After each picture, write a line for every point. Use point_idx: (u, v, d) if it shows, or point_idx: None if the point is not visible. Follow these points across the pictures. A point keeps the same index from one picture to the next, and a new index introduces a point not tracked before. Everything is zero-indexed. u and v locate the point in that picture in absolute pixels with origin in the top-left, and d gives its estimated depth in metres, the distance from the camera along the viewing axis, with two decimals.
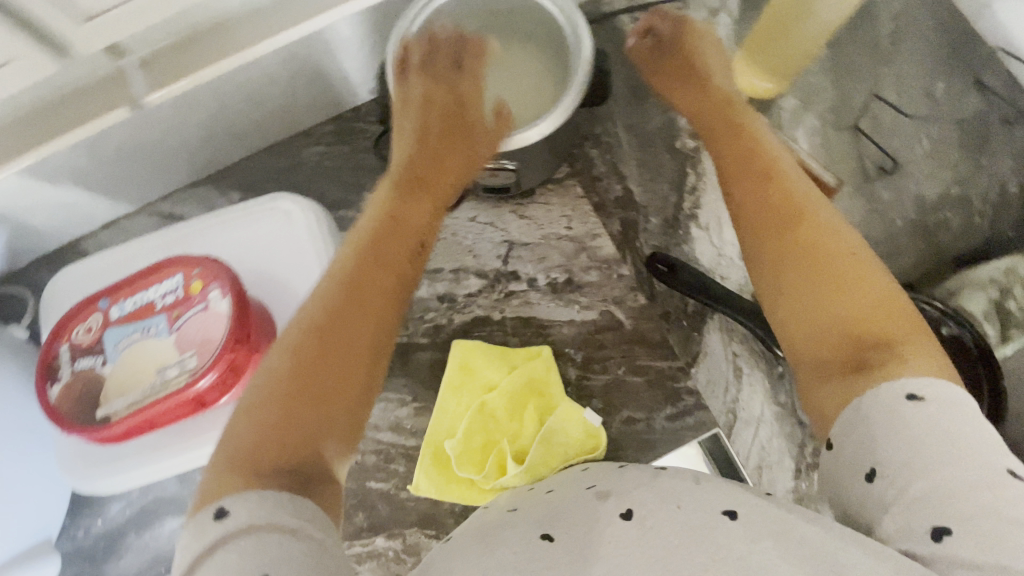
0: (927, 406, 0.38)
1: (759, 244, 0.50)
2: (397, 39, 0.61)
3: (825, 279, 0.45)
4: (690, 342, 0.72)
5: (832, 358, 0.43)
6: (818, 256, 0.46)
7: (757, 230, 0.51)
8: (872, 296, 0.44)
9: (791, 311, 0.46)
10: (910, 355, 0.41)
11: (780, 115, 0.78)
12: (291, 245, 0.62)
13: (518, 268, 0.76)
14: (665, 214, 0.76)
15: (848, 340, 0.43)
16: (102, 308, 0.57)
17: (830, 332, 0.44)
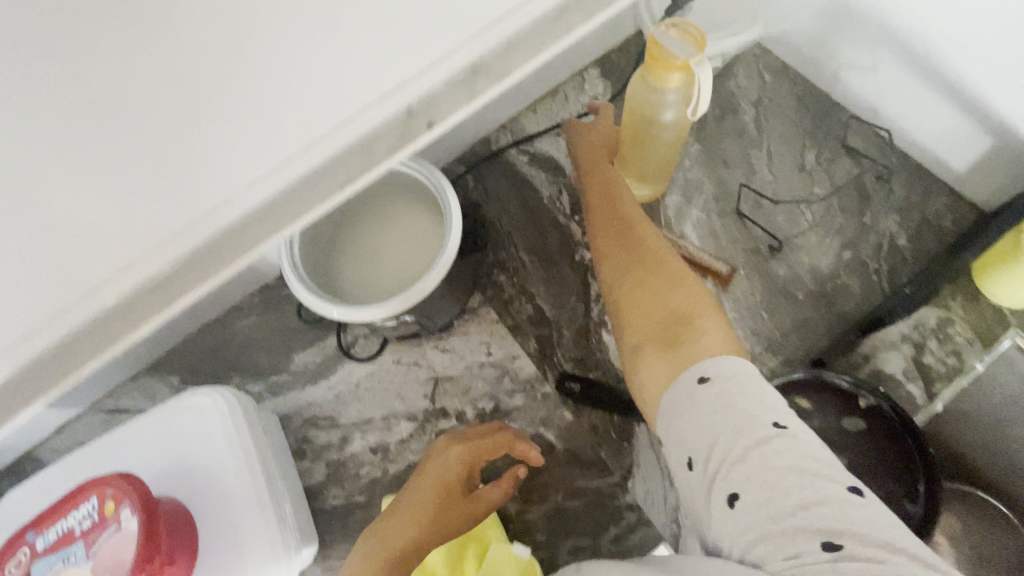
0: (715, 381, 0.46)
1: (607, 258, 0.63)
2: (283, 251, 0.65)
3: (653, 276, 0.59)
4: (622, 453, 0.71)
5: (653, 347, 0.54)
6: (647, 271, 0.59)
7: (608, 249, 0.63)
8: (684, 298, 0.56)
9: (630, 315, 0.58)
10: (707, 332, 0.52)
11: (667, 212, 0.82)
12: (209, 437, 0.66)
13: (446, 405, 0.77)
14: (577, 326, 0.79)
15: (663, 330, 0.55)
16: (24, 546, 0.58)
17: (653, 313, 0.56)
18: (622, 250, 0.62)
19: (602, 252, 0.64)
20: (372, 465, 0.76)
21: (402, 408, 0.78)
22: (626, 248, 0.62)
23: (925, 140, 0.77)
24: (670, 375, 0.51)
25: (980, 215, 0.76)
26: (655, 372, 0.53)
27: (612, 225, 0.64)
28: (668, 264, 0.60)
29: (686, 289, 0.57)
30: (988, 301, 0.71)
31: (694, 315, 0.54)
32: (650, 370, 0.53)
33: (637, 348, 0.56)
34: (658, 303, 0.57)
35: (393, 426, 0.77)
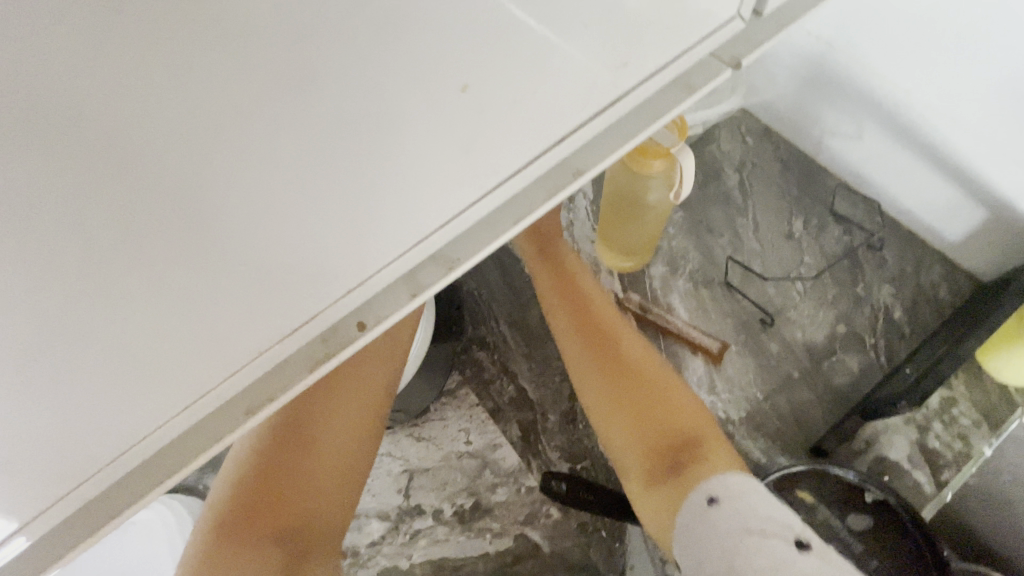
0: (728, 509, 0.44)
1: (585, 375, 0.61)
2: None
3: (643, 394, 0.56)
4: (614, 555, 0.66)
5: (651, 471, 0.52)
6: (632, 382, 0.58)
7: (591, 361, 0.61)
8: (683, 412, 0.54)
9: (622, 440, 0.56)
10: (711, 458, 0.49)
11: (653, 284, 0.78)
12: (154, 561, 0.60)
13: (421, 501, 0.71)
14: (562, 409, 0.74)
15: (658, 446, 0.53)
16: None
17: (655, 435, 0.53)
18: (606, 366, 0.60)
19: (581, 370, 0.62)
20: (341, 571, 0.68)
21: (373, 505, 0.71)
22: (607, 360, 0.60)
23: (915, 209, 0.74)
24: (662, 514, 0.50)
25: (975, 286, 0.73)
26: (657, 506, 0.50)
27: (591, 333, 0.63)
28: (665, 403, 0.55)
29: (682, 408, 0.54)
30: (992, 378, 0.68)
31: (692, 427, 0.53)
32: (653, 497, 0.50)
33: (634, 480, 0.53)
34: (650, 418, 0.55)
35: (364, 525, 0.70)
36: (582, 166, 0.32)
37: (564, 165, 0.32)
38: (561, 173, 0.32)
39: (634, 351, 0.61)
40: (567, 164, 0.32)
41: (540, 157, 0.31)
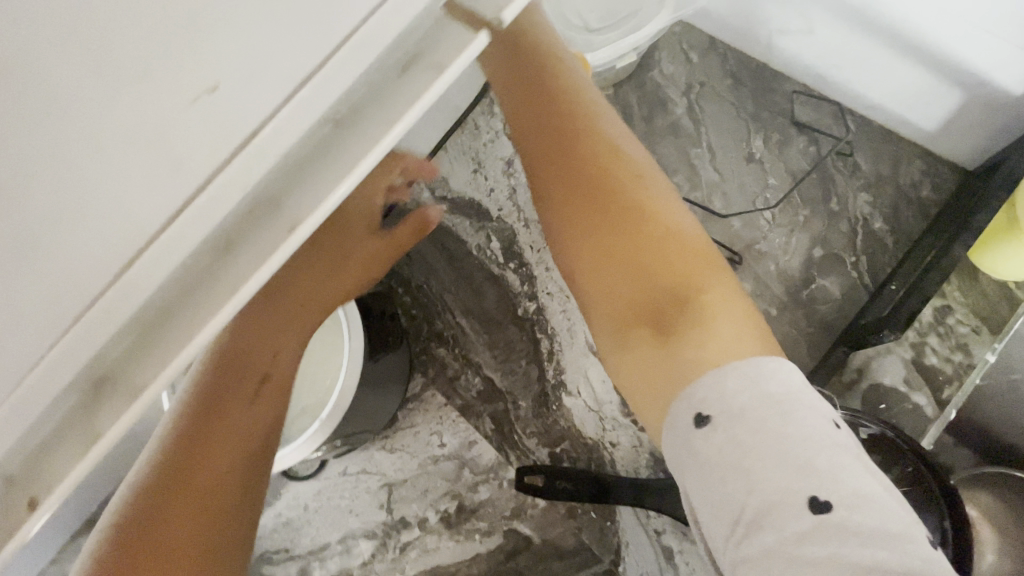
0: (719, 433, 0.31)
1: (555, 204, 0.40)
2: None
3: (632, 241, 0.37)
4: (607, 535, 0.63)
5: (634, 331, 0.37)
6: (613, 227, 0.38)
7: (561, 182, 0.39)
8: (671, 251, 0.37)
9: (592, 288, 0.39)
10: (713, 321, 0.35)
11: None
12: None
13: (405, 513, 0.69)
14: (533, 392, 0.71)
15: (643, 305, 0.37)
16: None
17: (642, 294, 0.37)
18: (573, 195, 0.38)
19: (548, 196, 0.40)
20: None
21: (359, 524, 0.69)
22: (579, 189, 0.38)
23: (883, 101, 0.66)
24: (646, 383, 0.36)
25: (962, 177, 0.65)
26: (636, 366, 0.37)
27: (553, 142, 0.38)
28: (659, 254, 0.37)
29: (680, 247, 0.37)
30: (988, 276, 0.62)
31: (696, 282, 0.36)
32: (629, 355, 0.38)
33: (599, 324, 0.40)
34: (632, 281, 0.37)
35: (353, 547, 0.69)
36: (301, 213, 0.21)
37: (275, 208, 0.21)
38: (267, 229, 0.21)
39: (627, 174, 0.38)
40: (274, 221, 0.21)
41: (191, 206, 0.18)
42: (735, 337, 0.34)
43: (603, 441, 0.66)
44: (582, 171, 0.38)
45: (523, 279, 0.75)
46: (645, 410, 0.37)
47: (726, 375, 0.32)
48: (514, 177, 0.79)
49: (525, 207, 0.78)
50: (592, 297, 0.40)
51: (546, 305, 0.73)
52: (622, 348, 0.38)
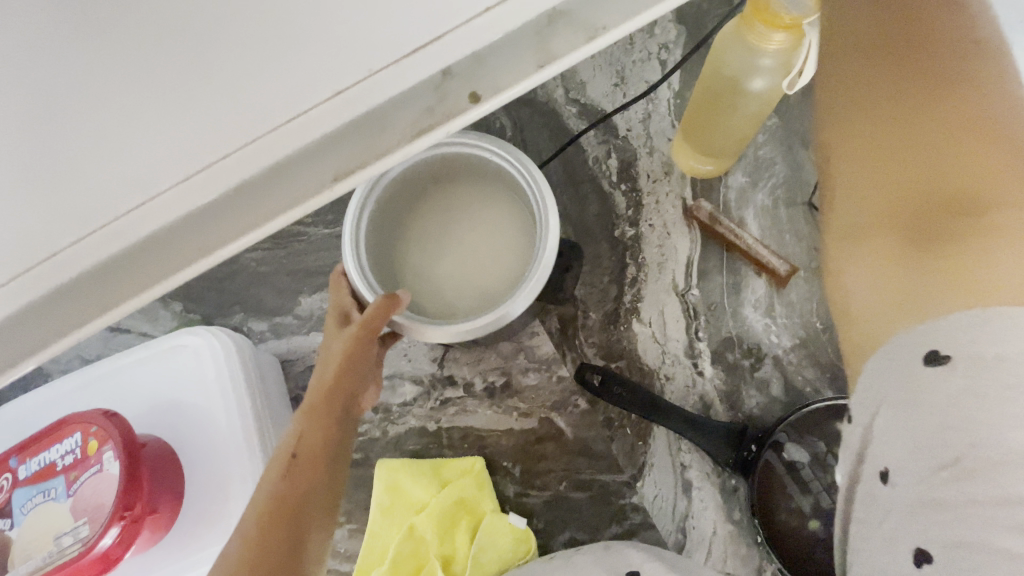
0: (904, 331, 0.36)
1: (852, 131, 0.44)
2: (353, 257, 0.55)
3: (912, 167, 0.40)
4: (636, 452, 0.66)
5: (882, 238, 0.43)
6: (937, 135, 0.39)
7: (864, 107, 0.43)
8: (965, 169, 0.38)
9: (860, 204, 0.45)
10: (1004, 245, 0.37)
11: (726, 196, 0.72)
12: (200, 378, 0.61)
13: (454, 373, 0.72)
14: (606, 308, 0.72)
15: (910, 212, 0.41)
16: (7, 470, 0.55)
17: (901, 212, 0.41)
18: (890, 108, 0.41)
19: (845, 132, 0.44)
20: (371, 424, 0.72)
21: (408, 369, 0.73)
22: (909, 92, 0.40)
23: None
24: (888, 286, 0.42)
25: None
26: (868, 267, 0.44)
27: (905, 46, 0.40)
28: (942, 182, 0.39)
29: (973, 175, 0.38)
30: None
31: (1013, 200, 0.37)
32: (864, 254, 0.45)
33: (846, 234, 0.47)
34: (922, 188, 0.40)
35: (397, 386, 0.73)
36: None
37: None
38: (533, 50, 0.27)
39: (935, 113, 0.39)
40: None
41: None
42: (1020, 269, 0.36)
43: (660, 370, 0.69)
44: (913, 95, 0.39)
45: (631, 203, 0.74)
46: (868, 317, 0.45)
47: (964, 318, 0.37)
48: (651, 104, 0.77)
49: (655, 135, 0.76)
50: (865, 210, 0.44)
51: (645, 234, 0.73)
52: (855, 249, 0.46)
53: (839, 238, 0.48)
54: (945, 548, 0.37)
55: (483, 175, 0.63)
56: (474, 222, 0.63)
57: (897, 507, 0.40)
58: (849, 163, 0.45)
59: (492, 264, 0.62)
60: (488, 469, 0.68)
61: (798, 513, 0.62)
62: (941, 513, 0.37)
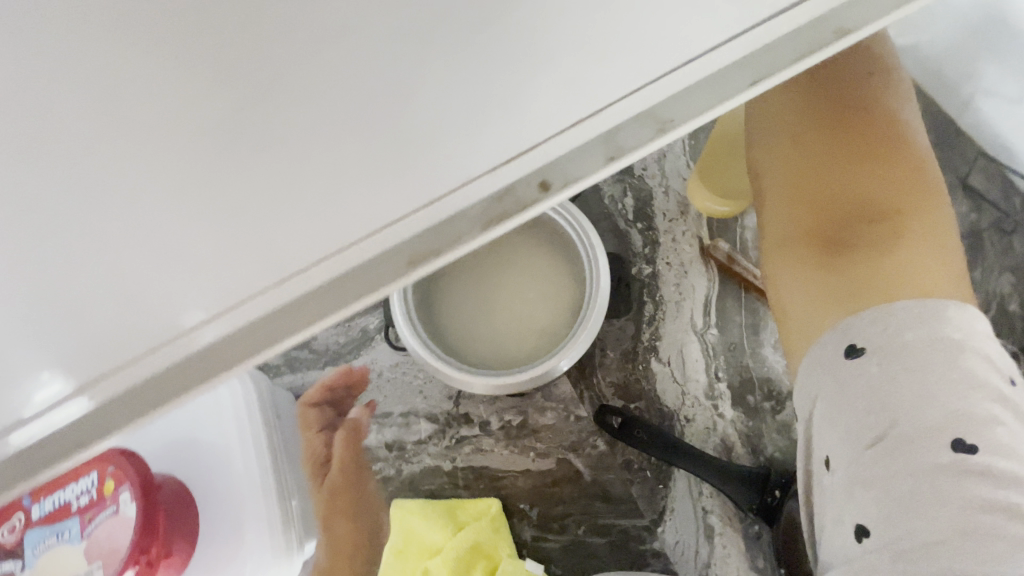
0: (868, 363, 0.37)
1: (770, 147, 0.46)
2: (403, 305, 0.57)
3: (828, 181, 0.44)
4: (655, 496, 0.65)
5: (801, 244, 0.44)
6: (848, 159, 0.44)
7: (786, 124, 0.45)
8: (868, 187, 0.44)
9: (777, 214, 0.46)
10: (908, 252, 0.41)
11: (743, 235, 0.73)
12: (218, 416, 0.59)
13: (469, 411, 0.72)
14: (623, 347, 0.71)
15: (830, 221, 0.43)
16: (19, 511, 0.53)
17: (811, 218, 0.44)
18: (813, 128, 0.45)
19: (772, 145, 0.46)
20: (385, 462, 0.71)
21: (423, 406, 0.73)
22: (827, 119, 0.45)
23: None
24: (812, 290, 0.42)
25: None
26: (802, 271, 0.43)
27: (816, 87, 0.45)
28: (852, 196, 0.43)
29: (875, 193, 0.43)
30: None
31: (904, 214, 0.43)
32: (797, 260, 0.44)
33: (772, 240, 0.46)
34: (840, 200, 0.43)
35: (413, 424, 0.72)
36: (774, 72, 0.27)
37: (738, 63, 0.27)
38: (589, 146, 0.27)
39: (843, 139, 0.44)
40: None
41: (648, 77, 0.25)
42: (928, 275, 0.40)
43: (679, 412, 0.68)
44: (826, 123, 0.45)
45: (647, 240, 0.75)
46: (804, 318, 0.42)
47: (897, 310, 0.38)
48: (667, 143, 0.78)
49: (669, 175, 0.77)
50: (766, 222, 0.46)
51: (662, 273, 0.73)
52: (787, 254, 0.44)
53: (780, 243, 0.45)
54: (891, 531, 0.35)
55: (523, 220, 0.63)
56: (514, 268, 0.62)
57: (840, 494, 0.38)
58: (775, 170, 0.46)
59: (528, 310, 0.61)
60: (505, 511, 0.67)
61: None
62: (880, 495, 0.35)
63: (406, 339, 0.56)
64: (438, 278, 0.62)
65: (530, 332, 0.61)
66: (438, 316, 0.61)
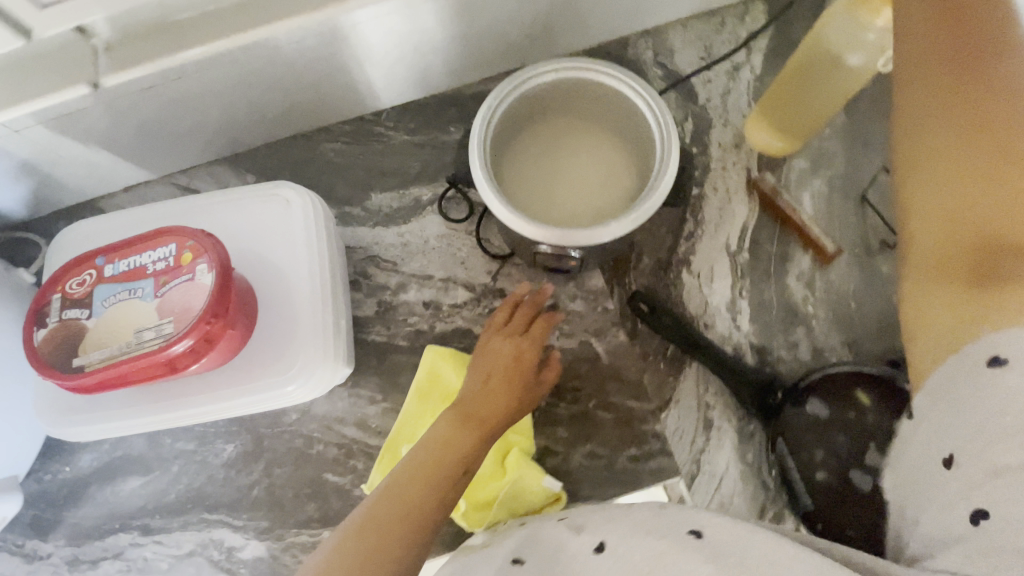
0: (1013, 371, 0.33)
1: (913, 158, 0.39)
2: (481, 152, 0.58)
3: (975, 182, 0.35)
4: (665, 385, 0.71)
5: (944, 270, 0.37)
6: (1002, 141, 0.34)
7: (926, 109, 0.38)
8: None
9: (918, 226, 0.39)
10: None
11: (788, 175, 0.77)
12: (286, 230, 0.63)
13: (505, 287, 0.77)
14: (658, 256, 0.76)
15: (983, 240, 0.35)
16: (95, 264, 0.56)
17: (958, 243, 0.36)
18: (946, 120, 0.37)
19: (914, 139, 0.39)
20: (421, 318, 0.76)
21: (463, 276, 0.78)
22: (973, 96, 0.35)
23: None
24: (956, 317, 0.37)
25: None
26: (946, 294, 0.37)
27: (956, 48, 0.36)
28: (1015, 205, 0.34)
29: None
30: None
31: None
32: (935, 288, 0.38)
33: (916, 258, 0.40)
34: (980, 208, 0.35)
35: (451, 288, 0.77)
36: None
37: None
38: None
39: (993, 118, 0.35)
40: None
41: None
42: None
43: (700, 318, 0.73)
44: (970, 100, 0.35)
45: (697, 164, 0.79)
46: (938, 350, 0.38)
47: None
48: (733, 81, 0.82)
49: (731, 110, 0.81)
50: (909, 239, 0.40)
51: (707, 196, 0.78)
52: (930, 274, 0.38)
53: (923, 262, 0.39)
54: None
55: (597, 102, 0.64)
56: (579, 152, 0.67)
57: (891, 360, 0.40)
58: (915, 180, 0.39)
59: (589, 190, 0.65)
60: None
61: (807, 463, 0.66)
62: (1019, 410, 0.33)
63: (477, 182, 0.58)
64: (504, 142, 0.64)
65: (588, 208, 0.65)
66: (505, 179, 0.65)
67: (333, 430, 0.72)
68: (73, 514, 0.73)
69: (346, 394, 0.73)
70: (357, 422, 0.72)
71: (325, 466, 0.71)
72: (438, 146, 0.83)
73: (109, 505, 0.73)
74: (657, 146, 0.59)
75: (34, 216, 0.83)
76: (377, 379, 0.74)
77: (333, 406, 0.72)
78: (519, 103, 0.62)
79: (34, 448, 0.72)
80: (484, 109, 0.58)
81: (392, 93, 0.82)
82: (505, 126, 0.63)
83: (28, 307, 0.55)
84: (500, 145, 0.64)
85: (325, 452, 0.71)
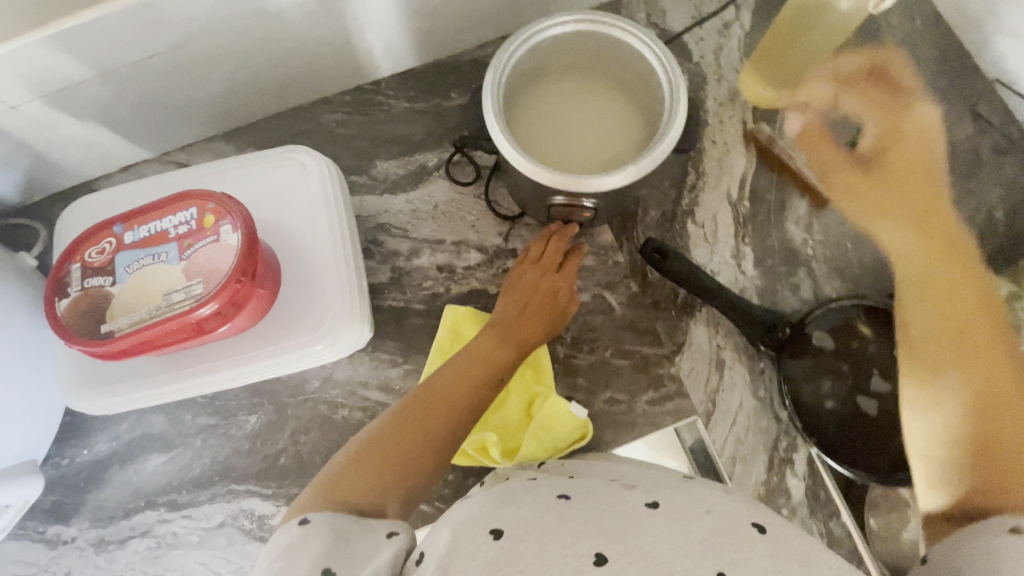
0: None
1: (913, 356, 0.51)
2: (495, 100, 0.60)
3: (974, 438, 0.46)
4: (677, 331, 0.74)
5: (954, 463, 0.47)
6: (976, 370, 0.47)
7: (917, 343, 0.51)
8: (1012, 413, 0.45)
9: (924, 438, 0.50)
10: None
11: (782, 126, 0.80)
12: (303, 193, 0.63)
13: (516, 247, 0.78)
14: (663, 209, 0.79)
15: (978, 461, 0.46)
16: (114, 232, 0.55)
17: (960, 461, 0.47)
18: (937, 353, 0.49)
19: (912, 375, 0.51)
20: (436, 281, 0.77)
21: (475, 239, 0.79)
22: (949, 353, 0.49)
23: None
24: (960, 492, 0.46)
25: None
26: (949, 479, 0.47)
27: (927, 300, 0.51)
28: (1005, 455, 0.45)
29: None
30: None
31: None
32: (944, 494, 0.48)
33: (919, 427, 0.51)
34: (979, 388, 0.47)
35: (463, 252, 0.78)
36: None
37: None
38: None
39: (967, 350, 0.48)
40: None
41: None
42: None
43: (707, 266, 0.76)
44: (952, 342, 0.49)
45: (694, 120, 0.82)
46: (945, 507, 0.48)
47: None
48: (724, 38, 0.85)
49: (724, 66, 0.84)
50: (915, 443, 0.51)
51: (707, 149, 0.81)
52: (936, 459, 0.49)
53: (931, 423, 0.50)
54: None
55: (604, 56, 0.66)
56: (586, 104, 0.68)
57: None
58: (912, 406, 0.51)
59: (597, 141, 0.67)
60: None
61: (815, 394, 0.69)
62: None
63: (491, 132, 0.59)
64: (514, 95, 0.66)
65: (597, 158, 0.66)
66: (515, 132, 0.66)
67: (357, 395, 0.73)
68: (96, 495, 0.73)
69: (368, 358, 0.74)
70: (380, 385, 0.73)
71: (351, 430, 0.72)
72: (440, 113, 0.84)
73: (133, 486, 0.73)
74: (665, 95, 0.61)
75: (29, 201, 0.81)
76: (396, 342, 0.75)
77: (355, 371, 0.73)
78: (528, 55, 0.63)
79: (51, 432, 0.71)
80: (498, 57, 0.59)
81: (391, 61, 0.82)
82: (514, 80, 0.64)
83: (48, 277, 0.55)
84: (510, 98, 0.65)
85: (350, 416, 0.72)
